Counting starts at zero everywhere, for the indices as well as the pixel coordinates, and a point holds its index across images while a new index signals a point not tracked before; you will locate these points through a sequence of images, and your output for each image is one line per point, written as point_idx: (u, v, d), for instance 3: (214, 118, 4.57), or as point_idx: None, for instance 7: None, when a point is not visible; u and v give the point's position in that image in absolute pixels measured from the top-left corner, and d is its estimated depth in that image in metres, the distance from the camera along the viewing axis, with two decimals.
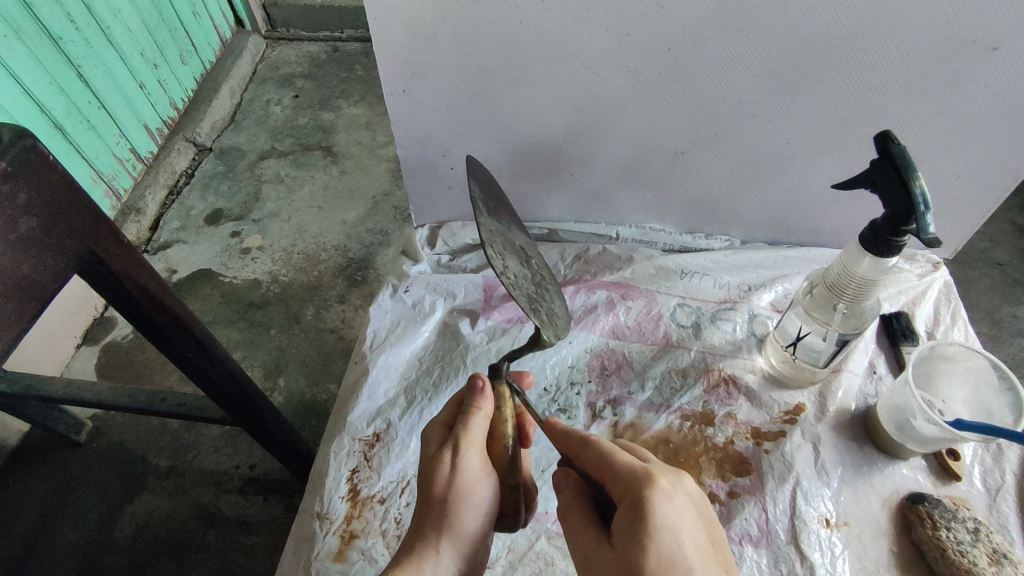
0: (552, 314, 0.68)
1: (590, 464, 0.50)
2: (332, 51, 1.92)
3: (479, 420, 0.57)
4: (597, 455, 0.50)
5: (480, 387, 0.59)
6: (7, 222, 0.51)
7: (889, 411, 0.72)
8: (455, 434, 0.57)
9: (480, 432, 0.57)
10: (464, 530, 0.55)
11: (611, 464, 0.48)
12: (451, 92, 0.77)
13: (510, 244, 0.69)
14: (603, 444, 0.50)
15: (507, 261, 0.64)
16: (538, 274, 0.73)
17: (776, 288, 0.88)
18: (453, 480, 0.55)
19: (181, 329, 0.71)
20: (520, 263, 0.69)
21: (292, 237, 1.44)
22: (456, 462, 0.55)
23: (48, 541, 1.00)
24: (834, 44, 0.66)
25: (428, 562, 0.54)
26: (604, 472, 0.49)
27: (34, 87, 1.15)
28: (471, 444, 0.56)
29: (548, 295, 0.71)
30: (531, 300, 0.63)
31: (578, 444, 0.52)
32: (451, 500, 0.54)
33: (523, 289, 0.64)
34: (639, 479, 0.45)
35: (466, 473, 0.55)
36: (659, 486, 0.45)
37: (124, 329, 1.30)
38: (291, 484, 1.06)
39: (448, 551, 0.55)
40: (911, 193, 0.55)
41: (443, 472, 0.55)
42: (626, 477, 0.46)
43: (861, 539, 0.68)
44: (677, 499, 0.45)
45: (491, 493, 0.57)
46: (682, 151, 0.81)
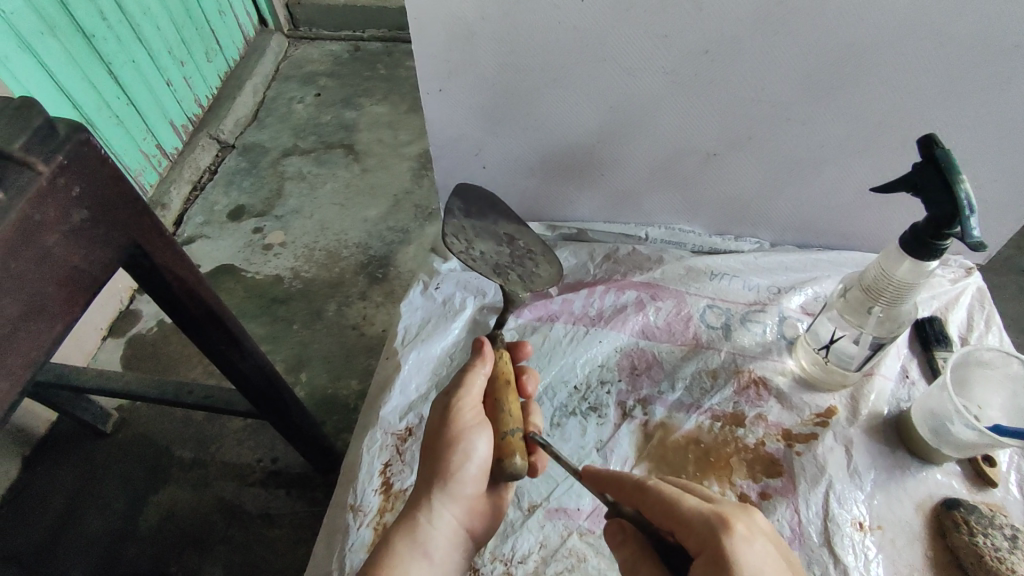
0: (529, 279, 0.70)
1: (656, 514, 0.49)
2: (354, 50, 1.93)
3: (474, 376, 0.62)
4: (661, 503, 0.48)
5: (478, 344, 0.63)
6: (61, 214, 0.51)
7: (924, 415, 0.72)
8: (448, 390, 0.62)
9: (473, 387, 0.61)
10: (458, 483, 0.59)
11: (677, 513, 0.47)
12: (485, 91, 0.78)
13: (487, 227, 0.74)
14: (664, 490, 0.49)
15: (476, 244, 0.70)
16: (524, 246, 0.74)
17: (806, 291, 0.88)
18: (444, 432, 0.59)
19: (214, 321, 0.72)
20: (497, 240, 0.73)
21: (314, 234, 1.46)
22: (448, 414, 0.60)
23: (75, 529, 1.01)
24: (872, 47, 0.66)
25: (422, 511, 0.58)
26: (671, 521, 0.47)
27: (67, 83, 1.17)
28: (461, 399, 0.60)
29: (532, 261, 0.73)
30: (496, 271, 0.68)
31: (638, 493, 0.51)
32: (443, 450, 0.58)
33: (489, 262, 0.69)
34: (714, 526, 0.44)
35: (457, 425, 0.59)
36: (736, 531, 0.43)
37: (148, 322, 1.31)
38: (314, 479, 1.07)
39: (443, 503, 0.59)
40: (955, 197, 0.55)
41: (436, 425, 0.60)
42: (698, 526, 0.45)
43: (895, 544, 0.68)
44: (757, 543, 0.43)
45: (486, 446, 0.59)
46: (714, 153, 0.81)
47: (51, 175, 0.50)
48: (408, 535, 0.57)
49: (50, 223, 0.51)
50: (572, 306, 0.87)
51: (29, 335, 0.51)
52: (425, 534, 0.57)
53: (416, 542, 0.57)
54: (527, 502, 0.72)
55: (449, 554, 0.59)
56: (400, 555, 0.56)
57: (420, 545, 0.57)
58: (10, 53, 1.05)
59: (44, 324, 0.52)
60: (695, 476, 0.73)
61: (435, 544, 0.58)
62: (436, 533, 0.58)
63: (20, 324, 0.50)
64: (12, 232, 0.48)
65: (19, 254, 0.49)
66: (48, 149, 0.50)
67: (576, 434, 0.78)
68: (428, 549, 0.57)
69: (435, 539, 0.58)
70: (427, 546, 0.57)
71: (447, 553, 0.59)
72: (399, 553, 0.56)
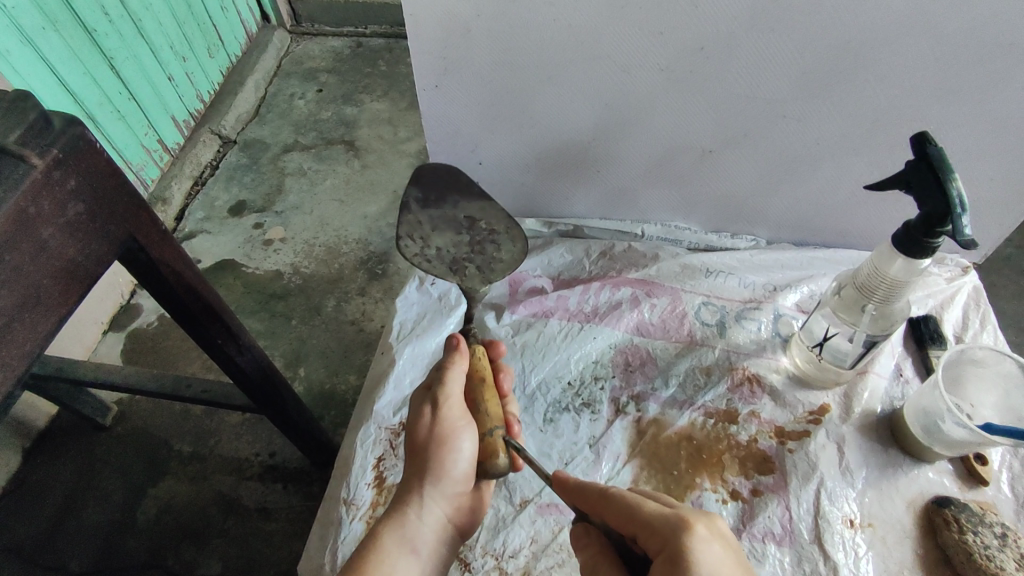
0: (488, 268, 0.72)
1: (615, 519, 0.49)
2: (355, 47, 1.93)
3: (457, 374, 0.62)
4: (621, 508, 0.48)
5: (455, 343, 0.64)
6: (57, 208, 0.52)
7: (916, 413, 0.72)
8: (434, 389, 0.62)
9: (458, 386, 0.62)
10: (447, 480, 0.59)
11: (639, 517, 0.47)
12: (481, 87, 0.78)
13: (447, 216, 0.75)
14: (625, 495, 0.49)
15: (432, 239, 0.73)
16: (487, 227, 0.75)
17: (802, 289, 0.88)
18: (432, 430, 0.59)
19: (212, 316, 0.73)
20: (456, 228, 0.74)
21: (314, 229, 1.46)
22: (435, 413, 0.60)
23: (74, 521, 1.02)
24: (868, 44, 0.66)
25: (411, 508, 0.59)
26: (632, 525, 0.47)
27: (68, 78, 1.18)
28: (446, 398, 0.61)
29: (492, 245, 0.74)
30: (453, 267, 0.71)
31: (598, 499, 0.51)
32: (431, 447, 0.59)
33: (446, 257, 0.72)
34: (676, 529, 0.44)
35: (445, 422, 0.60)
36: (697, 532, 0.43)
37: (148, 316, 1.32)
38: (310, 473, 1.07)
39: (432, 499, 0.59)
40: (947, 194, 0.55)
41: (424, 423, 0.60)
42: (661, 530, 0.45)
43: (885, 542, 0.68)
44: (716, 545, 0.43)
45: (473, 443, 0.60)
46: (710, 150, 0.81)
47: (47, 168, 0.50)
48: (397, 531, 0.57)
49: (46, 216, 0.51)
50: (567, 302, 0.87)
51: (24, 327, 0.51)
52: (413, 530, 0.58)
53: (404, 537, 0.57)
54: (518, 497, 0.73)
55: (437, 550, 0.59)
56: (389, 550, 0.56)
57: (409, 540, 0.57)
58: (10, 48, 1.05)
59: (39, 316, 0.53)
60: (687, 473, 0.73)
61: (423, 540, 0.58)
62: (424, 529, 0.58)
63: (15, 316, 0.50)
64: (8, 224, 0.48)
65: (15, 246, 0.49)
66: (44, 143, 0.50)
67: (569, 430, 0.78)
68: (417, 544, 0.58)
69: (424, 535, 0.58)
70: (414, 541, 0.57)
71: (435, 549, 0.59)
72: (387, 549, 0.56)
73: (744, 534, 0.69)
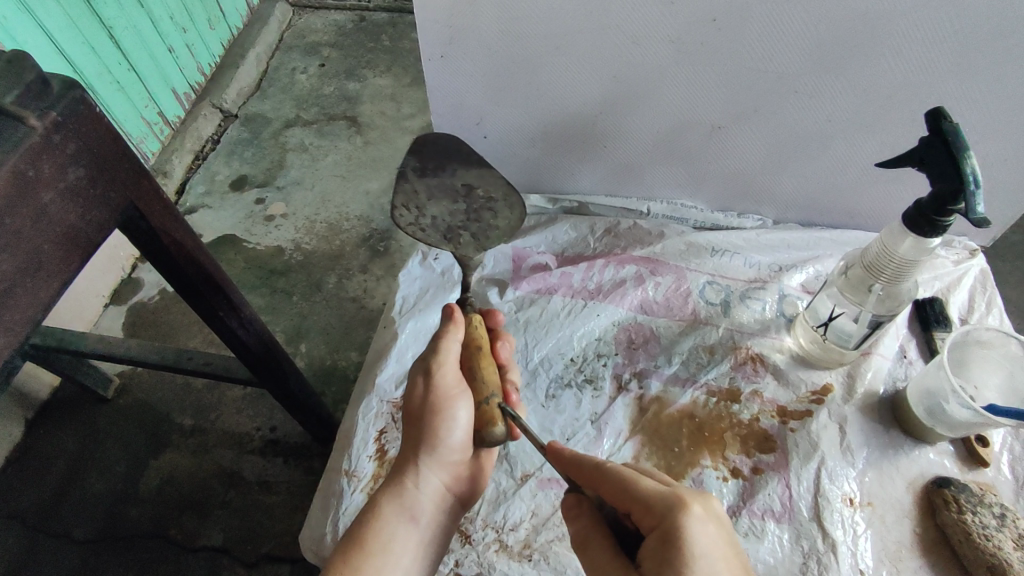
0: (483, 235, 0.72)
1: (609, 492, 0.48)
2: (358, 21, 1.90)
3: (452, 343, 0.61)
4: (617, 481, 0.48)
5: (450, 310, 0.63)
6: (56, 171, 0.51)
7: (919, 395, 0.72)
8: (428, 358, 0.61)
9: (453, 355, 0.61)
10: (444, 448, 0.59)
11: (634, 490, 0.46)
12: (487, 57, 0.77)
13: (444, 185, 0.74)
14: (622, 469, 0.48)
15: (428, 208, 0.72)
16: (484, 195, 0.74)
17: (808, 269, 0.87)
18: (427, 398, 0.59)
19: (213, 286, 0.72)
20: (453, 196, 0.73)
21: (315, 205, 1.45)
22: (428, 381, 0.60)
23: (76, 492, 1.02)
24: (886, 17, 0.64)
25: (409, 477, 0.59)
26: (625, 498, 0.47)
27: (66, 47, 1.16)
28: (441, 366, 0.60)
29: (490, 213, 0.73)
30: (449, 236, 0.71)
31: (594, 471, 0.50)
32: (426, 416, 0.59)
33: (441, 226, 0.71)
34: (672, 505, 0.44)
35: (439, 391, 0.59)
36: (693, 511, 0.43)
37: (149, 290, 1.32)
38: (311, 448, 1.08)
39: (429, 468, 0.59)
40: (962, 171, 0.54)
41: (419, 393, 0.60)
42: (655, 506, 0.45)
43: (885, 521, 0.68)
44: (711, 525, 0.43)
45: (468, 412, 0.59)
46: (719, 126, 0.80)
47: (46, 131, 0.49)
48: (396, 500, 0.58)
49: (46, 180, 0.50)
50: (571, 279, 0.87)
51: (25, 292, 0.51)
52: (412, 499, 0.58)
53: (403, 506, 0.57)
54: (520, 471, 0.73)
55: (437, 519, 0.60)
56: (388, 518, 0.56)
57: (408, 509, 0.58)
58: (6, 14, 1.03)
59: (41, 282, 0.52)
60: (689, 450, 0.74)
61: (423, 508, 0.59)
62: (424, 498, 0.59)
63: (16, 281, 0.50)
64: (8, 187, 0.47)
65: (14, 209, 0.48)
66: (43, 105, 0.49)
67: (571, 406, 0.78)
68: (416, 513, 0.58)
69: (423, 503, 0.58)
70: (414, 510, 0.58)
71: (436, 517, 0.60)
72: (387, 518, 0.56)
73: (744, 511, 0.69)
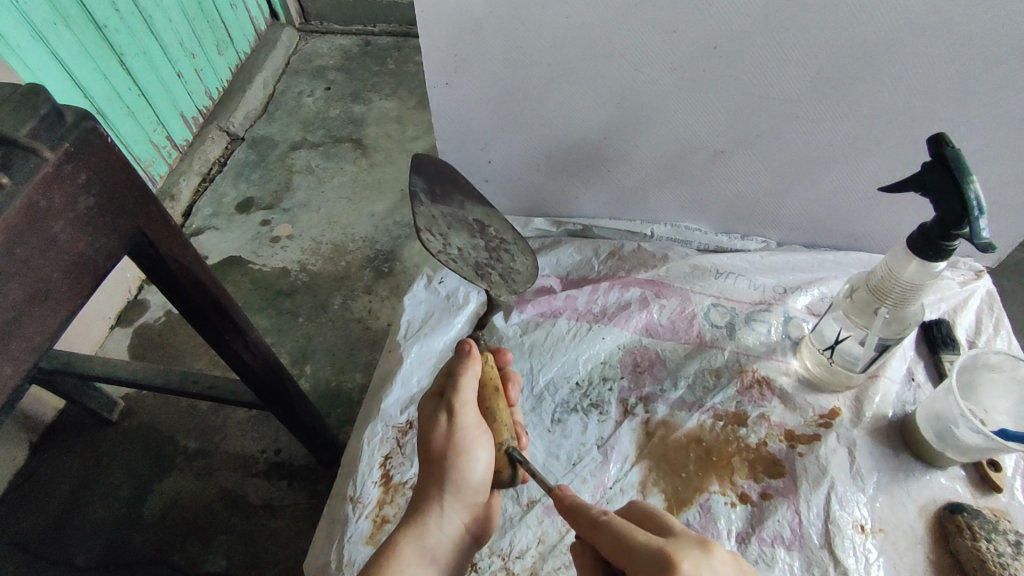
0: (509, 276, 0.71)
1: (605, 550, 0.48)
2: (364, 45, 1.93)
3: (469, 383, 0.60)
4: (611, 538, 0.47)
5: (466, 348, 0.61)
6: (67, 201, 0.51)
7: (929, 419, 0.71)
8: (447, 396, 0.60)
9: (472, 393, 0.60)
10: (466, 489, 0.59)
11: (627, 549, 0.45)
12: (491, 85, 0.78)
13: (458, 216, 0.71)
14: (616, 525, 0.47)
15: (452, 237, 0.69)
16: (497, 234, 0.74)
17: (813, 291, 0.87)
18: (449, 439, 0.58)
19: (220, 311, 0.72)
20: (470, 230, 0.71)
21: (321, 227, 1.46)
22: (451, 422, 0.58)
23: (81, 515, 1.02)
24: (884, 43, 0.65)
25: (432, 516, 0.59)
26: (618, 556, 0.46)
27: (78, 74, 1.18)
28: (463, 406, 0.59)
29: (507, 254, 0.73)
30: (478, 269, 0.68)
31: (589, 527, 0.49)
32: (449, 458, 0.58)
33: (469, 258, 0.69)
34: (661, 568, 0.42)
35: (461, 433, 0.58)
36: (683, 571, 0.42)
37: (156, 312, 1.32)
38: (315, 471, 1.07)
39: (452, 507, 0.59)
40: (965, 197, 0.54)
41: (440, 433, 0.59)
42: (647, 566, 0.44)
43: (897, 548, 0.67)
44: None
45: (489, 453, 0.59)
46: (722, 150, 0.81)
47: (58, 162, 0.50)
48: (416, 541, 0.57)
49: (56, 210, 0.51)
50: (576, 302, 0.87)
51: (32, 321, 0.51)
52: (433, 539, 0.58)
53: (424, 547, 0.57)
54: (526, 497, 0.73)
55: (454, 557, 0.60)
56: (409, 560, 0.56)
57: (428, 549, 0.58)
58: (20, 42, 1.06)
59: (48, 310, 0.52)
60: (696, 476, 0.73)
61: (442, 548, 0.59)
62: (442, 538, 0.59)
63: (24, 310, 0.50)
64: (19, 217, 0.48)
65: (25, 239, 0.49)
66: (55, 136, 0.50)
67: (577, 431, 0.77)
68: (436, 553, 0.58)
69: (442, 543, 0.59)
70: (434, 551, 0.58)
71: (453, 556, 0.60)
72: (408, 560, 0.56)
73: (753, 538, 0.68)
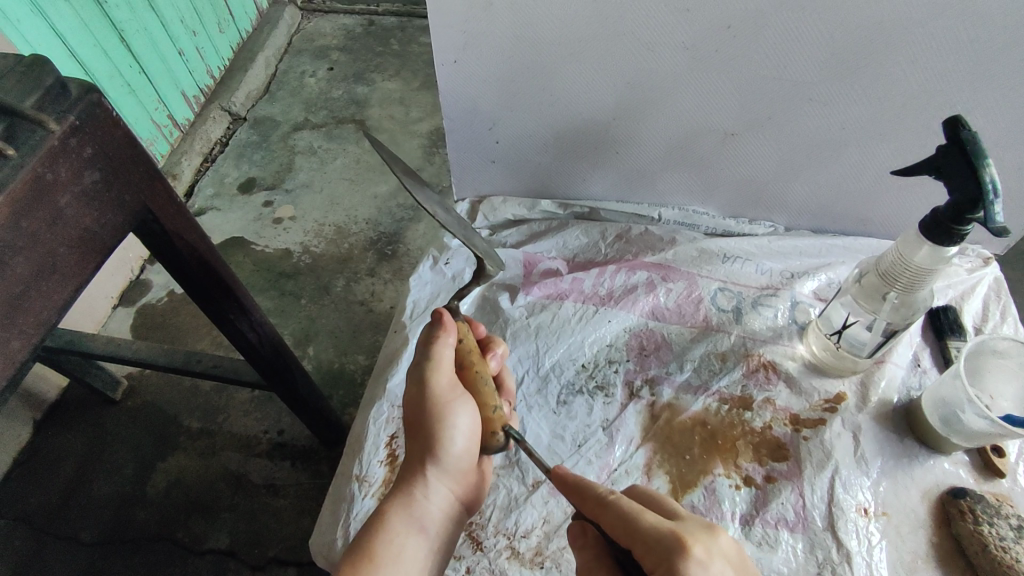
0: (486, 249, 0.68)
1: (612, 529, 0.48)
2: (367, 25, 1.91)
3: (445, 349, 0.60)
4: (619, 518, 0.47)
5: (440, 316, 0.61)
6: (73, 175, 0.51)
7: (935, 404, 0.71)
8: (422, 366, 0.59)
9: (448, 361, 0.60)
10: (450, 459, 0.59)
11: (635, 530, 0.46)
12: (500, 64, 0.77)
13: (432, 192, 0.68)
14: (625, 505, 0.48)
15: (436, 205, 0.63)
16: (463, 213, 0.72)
17: (821, 276, 0.86)
18: (427, 408, 0.58)
19: (224, 290, 0.72)
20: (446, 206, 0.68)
21: (324, 209, 1.45)
22: (427, 391, 0.58)
23: (85, 493, 1.03)
24: (901, 24, 0.64)
25: (419, 488, 0.58)
26: (627, 536, 0.46)
27: (79, 49, 1.17)
28: (438, 374, 0.59)
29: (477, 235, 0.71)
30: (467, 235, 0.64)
31: (597, 506, 0.49)
32: (429, 427, 0.58)
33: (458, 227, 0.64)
34: (672, 550, 0.43)
35: (439, 401, 0.58)
36: (694, 554, 0.42)
37: (158, 292, 1.32)
38: (319, 452, 1.08)
39: (437, 478, 0.59)
40: (981, 181, 0.54)
41: (416, 404, 0.59)
42: (657, 546, 0.44)
43: (900, 531, 0.68)
44: (715, 566, 0.42)
45: (469, 419, 0.59)
46: (732, 133, 0.80)
47: (63, 135, 0.49)
48: (405, 511, 0.57)
49: (62, 183, 0.50)
50: (582, 285, 0.86)
51: (40, 295, 0.51)
52: (421, 509, 0.58)
53: (413, 517, 0.57)
54: (531, 478, 0.73)
55: (445, 527, 0.60)
56: (398, 530, 0.56)
57: (418, 519, 0.57)
58: (21, 17, 1.04)
59: (55, 285, 0.52)
60: (701, 458, 0.73)
61: (432, 518, 0.58)
62: (431, 508, 0.59)
63: (32, 284, 0.50)
64: (25, 189, 0.47)
65: (31, 213, 0.48)
66: (61, 109, 0.50)
67: (582, 413, 0.78)
68: (425, 523, 0.58)
69: (431, 513, 0.58)
70: (423, 521, 0.58)
71: (443, 527, 0.60)
72: (396, 530, 0.56)
73: (756, 520, 0.69)
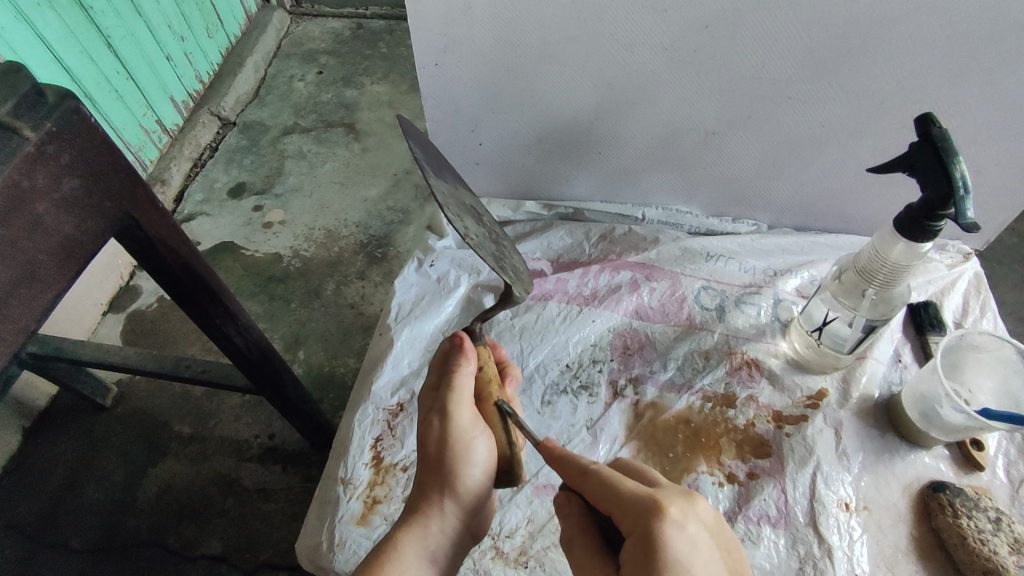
0: (517, 270, 0.64)
1: (593, 496, 0.48)
2: (355, 28, 1.91)
3: (465, 378, 0.60)
4: (599, 486, 0.47)
5: (460, 344, 0.62)
6: (51, 182, 0.51)
7: (915, 399, 0.72)
8: (442, 397, 0.59)
9: (468, 390, 0.60)
10: (465, 490, 0.59)
11: (614, 496, 0.46)
12: (482, 66, 0.78)
13: (461, 203, 0.64)
14: (604, 473, 0.48)
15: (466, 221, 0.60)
16: (491, 224, 0.69)
17: (803, 274, 0.87)
18: (445, 441, 0.58)
19: (210, 296, 0.72)
20: (473, 217, 0.64)
21: (314, 212, 1.45)
22: (446, 423, 0.58)
23: (75, 500, 1.02)
24: (876, 23, 0.65)
25: (433, 519, 0.58)
26: (607, 503, 0.46)
27: (64, 55, 1.17)
28: (458, 405, 0.59)
29: (509, 253, 0.67)
30: (497, 259, 0.60)
31: (577, 475, 0.50)
32: (445, 459, 0.57)
33: (487, 249, 0.60)
34: (648, 513, 0.43)
35: (457, 433, 0.58)
36: (670, 516, 0.43)
37: (148, 298, 1.32)
38: (309, 455, 1.08)
39: (452, 510, 0.59)
40: (952, 177, 0.55)
41: (434, 436, 0.59)
42: (634, 510, 0.44)
43: (882, 526, 0.69)
44: (691, 528, 0.43)
45: (487, 451, 0.59)
46: (713, 132, 0.80)
47: (41, 142, 0.49)
48: (418, 542, 0.57)
49: (40, 191, 0.50)
50: (566, 286, 0.87)
51: (20, 302, 0.51)
52: (434, 540, 0.58)
53: (426, 549, 0.57)
54: None
55: (455, 558, 0.60)
56: (411, 561, 0.56)
57: (430, 550, 0.58)
58: (5, 24, 1.04)
59: (35, 292, 0.52)
60: (684, 456, 0.74)
61: (443, 550, 0.58)
62: (444, 539, 0.58)
63: (11, 291, 0.50)
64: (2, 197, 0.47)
65: (9, 221, 0.48)
66: (37, 116, 0.50)
67: (566, 412, 0.78)
68: (437, 555, 0.58)
69: (443, 544, 0.58)
70: (435, 552, 0.58)
71: (453, 558, 0.59)
72: (409, 561, 0.56)
73: (739, 517, 0.69)
